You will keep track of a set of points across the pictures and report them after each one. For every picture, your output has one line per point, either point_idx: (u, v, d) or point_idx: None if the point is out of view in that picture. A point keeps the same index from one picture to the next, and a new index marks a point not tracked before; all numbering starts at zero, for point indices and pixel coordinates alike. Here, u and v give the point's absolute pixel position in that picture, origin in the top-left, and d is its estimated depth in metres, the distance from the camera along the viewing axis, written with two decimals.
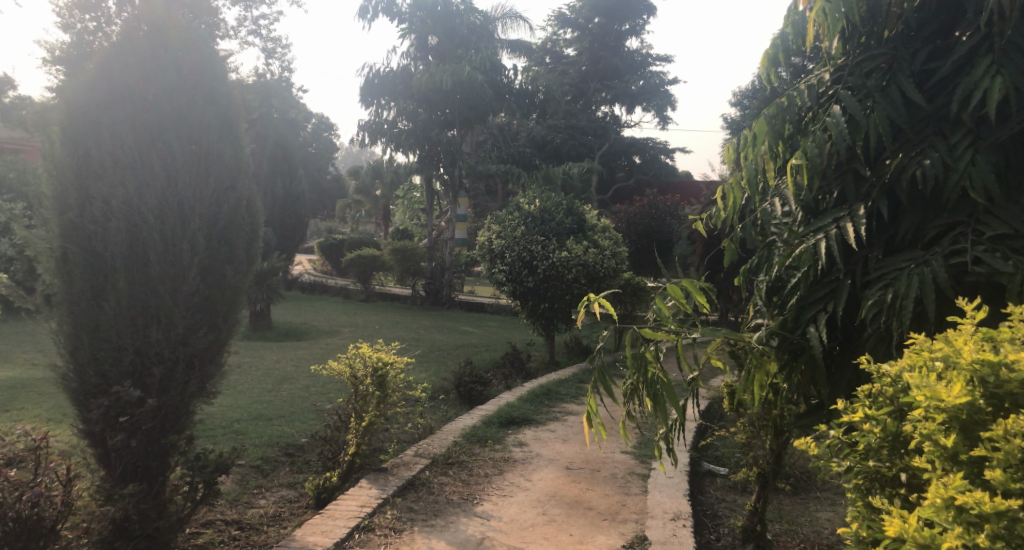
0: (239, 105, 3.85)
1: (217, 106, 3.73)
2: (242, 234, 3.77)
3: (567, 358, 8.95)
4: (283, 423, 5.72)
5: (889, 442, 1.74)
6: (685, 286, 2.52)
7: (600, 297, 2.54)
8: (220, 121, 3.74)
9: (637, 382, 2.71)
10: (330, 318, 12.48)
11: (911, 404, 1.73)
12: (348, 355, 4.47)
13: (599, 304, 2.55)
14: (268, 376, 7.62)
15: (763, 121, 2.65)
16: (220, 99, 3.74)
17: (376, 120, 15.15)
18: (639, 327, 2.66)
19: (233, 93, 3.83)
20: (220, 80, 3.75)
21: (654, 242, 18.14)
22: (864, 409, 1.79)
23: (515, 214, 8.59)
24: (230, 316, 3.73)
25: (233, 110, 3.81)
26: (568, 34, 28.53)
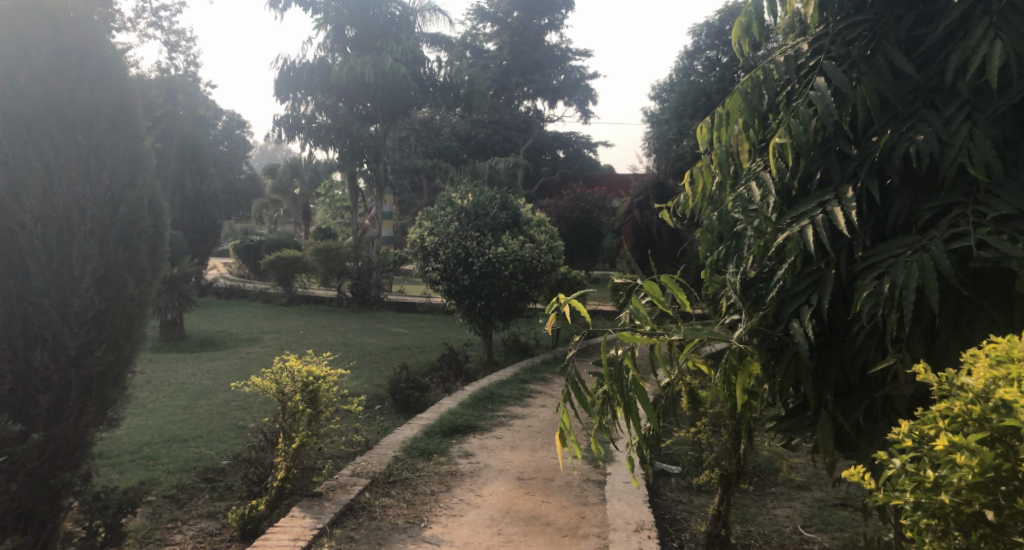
0: (138, 95, 3.42)
1: (112, 93, 3.30)
2: (147, 238, 3.37)
3: (505, 357, 8.68)
4: (201, 443, 5.30)
5: (981, 477, 1.38)
6: (663, 282, 2.24)
7: (570, 299, 2.25)
8: (117, 111, 3.32)
9: (609, 390, 2.42)
10: (250, 325, 11.88)
11: (1012, 428, 1.39)
12: (272, 370, 4.04)
13: (574, 305, 2.24)
14: (183, 391, 7.12)
15: (738, 96, 2.40)
16: (116, 85, 3.31)
17: (292, 115, 14.47)
18: (613, 329, 2.35)
19: (130, 78, 3.40)
20: (114, 66, 3.32)
21: (585, 235, 18.06)
22: (947, 436, 1.43)
23: (447, 210, 8.22)
24: (134, 331, 3.32)
25: (132, 98, 3.39)
26: (487, 28, 28.13)
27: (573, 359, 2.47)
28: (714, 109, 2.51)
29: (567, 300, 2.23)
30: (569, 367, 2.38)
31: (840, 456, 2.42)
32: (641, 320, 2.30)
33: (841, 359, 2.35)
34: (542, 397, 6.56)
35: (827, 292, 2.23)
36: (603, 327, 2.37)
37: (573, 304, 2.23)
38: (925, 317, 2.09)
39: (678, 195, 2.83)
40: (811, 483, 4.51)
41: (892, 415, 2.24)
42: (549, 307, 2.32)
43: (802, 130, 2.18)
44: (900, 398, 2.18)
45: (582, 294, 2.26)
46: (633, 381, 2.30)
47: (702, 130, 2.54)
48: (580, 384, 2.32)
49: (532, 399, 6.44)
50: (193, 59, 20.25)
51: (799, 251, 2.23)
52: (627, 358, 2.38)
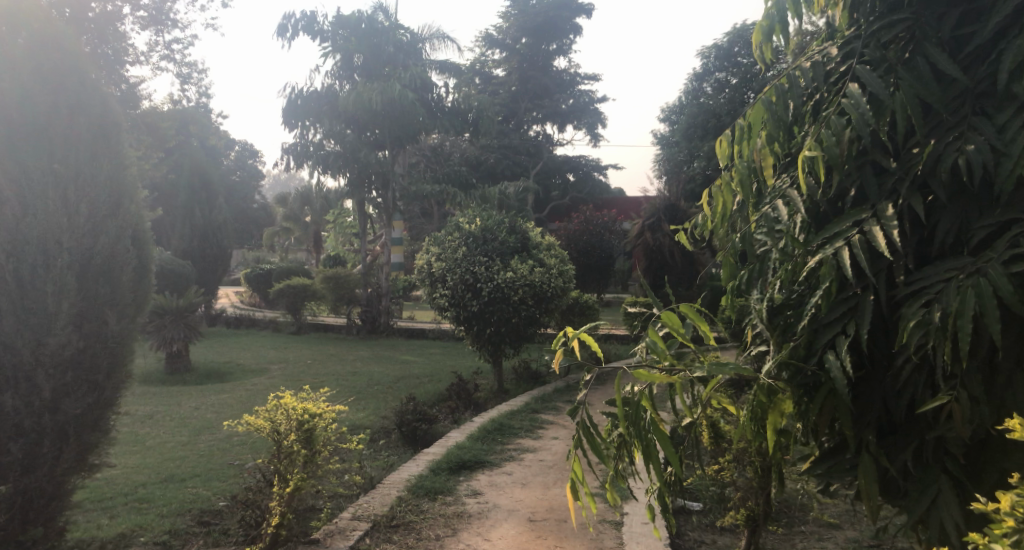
0: (120, 118, 3.33)
1: (91, 118, 3.21)
2: (129, 269, 3.30)
3: (516, 385, 8.44)
4: (199, 483, 5.08)
5: None
6: (684, 313, 2.00)
7: (578, 334, 2.01)
8: (97, 136, 3.23)
9: (625, 434, 2.18)
10: (256, 354, 11.70)
11: None
12: (266, 409, 3.82)
13: (585, 340, 2.00)
14: (184, 426, 6.91)
15: (761, 106, 2.17)
16: (95, 109, 3.22)
17: (301, 142, 14.40)
18: (628, 366, 2.10)
19: (111, 100, 3.30)
20: (94, 88, 3.23)
21: (597, 258, 17.84)
22: None
23: (454, 235, 8.02)
24: (115, 372, 3.27)
25: (114, 122, 3.30)
26: (496, 54, 28.13)
27: (583, 400, 2.23)
28: (735, 121, 2.28)
29: (577, 334, 1.99)
30: (579, 408, 2.13)
31: (884, 503, 2.16)
32: (659, 355, 2.06)
33: (884, 395, 2.09)
34: (553, 428, 6.30)
35: (866, 322, 1.99)
36: (617, 363, 2.12)
37: (584, 338, 1.99)
38: (981, 348, 1.85)
39: (695, 214, 2.60)
40: (844, 522, 4.21)
41: (946, 458, 2.00)
42: (556, 341, 2.09)
43: (835, 142, 1.94)
44: (954, 439, 1.93)
45: (594, 326, 2.02)
46: (652, 423, 2.05)
47: (722, 144, 2.31)
48: (592, 427, 2.07)
49: (544, 431, 6.17)
50: (204, 89, 20.33)
51: (833, 276, 1.99)
52: (645, 397, 2.13)
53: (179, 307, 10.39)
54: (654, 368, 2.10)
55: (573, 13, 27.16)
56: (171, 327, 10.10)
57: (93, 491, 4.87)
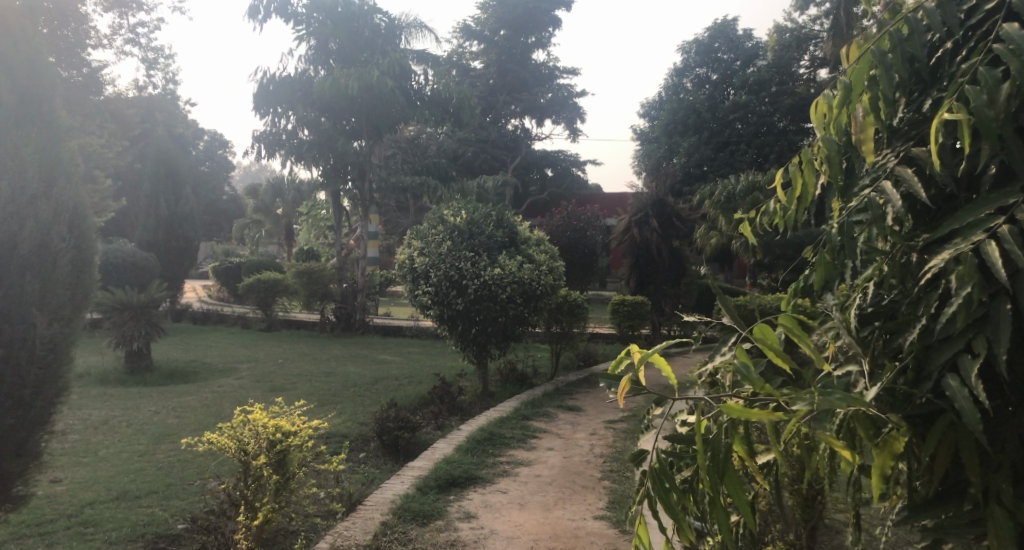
0: (57, 95, 3.08)
1: (18, 89, 2.94)
2: (65, 261, 3.01)
3: (501, 388, 7.96)
4: (155, 502, 4.54)
5: None
6: (795, 330, 1.51)
7: (654, 358, 1.47)
8: (25, 112, 2.95)
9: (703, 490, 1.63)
10: (225, 352, 11.11)
11: None
12: (229, 426, 3.31)
13: (657, 361, 1.45)
14: (141, 433, 6.32)
15: (869, 55, 1.68)
16: (31, 84, 2.97)
17: (273, 130, 13.72)
18: (711, 399, 1.56)
19: (49, 74, 3.05)
20: (26, 56, 2.97)
21: (580, 254, 17.44)
22: None
23: (438, 229, 7.49)
24: (45, 381, 3.03)
25: (49, 98, 3.04)
26: (474, 46, 27.53)
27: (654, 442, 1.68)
28: (833, 81, 1.78)
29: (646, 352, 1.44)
30: (650, 451, 1.62)
31: None
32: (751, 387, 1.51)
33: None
34: (547, 437, 5.81)
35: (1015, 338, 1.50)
36: (696, 395, 1.58)
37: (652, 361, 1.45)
38: None
39: (762, 202, 2.07)
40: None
41: None
42: (615, 364, 1.55)
43: (985, 100, 1.49)
44: None
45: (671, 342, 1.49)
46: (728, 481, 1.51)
47: (819, 104, 1.78)
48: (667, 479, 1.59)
49: (537, 440, 5.67)
50: (172, 76, 19.58)
51: (977, 279, 1.49)
52: (730, 438, 1.58)
53: (140, 303, 9.75)
54: (739, 399, 1.56)
55: (552, 6, 26.75)
56: (131, 323, 9.49)
57: (31, 514, 4.31)
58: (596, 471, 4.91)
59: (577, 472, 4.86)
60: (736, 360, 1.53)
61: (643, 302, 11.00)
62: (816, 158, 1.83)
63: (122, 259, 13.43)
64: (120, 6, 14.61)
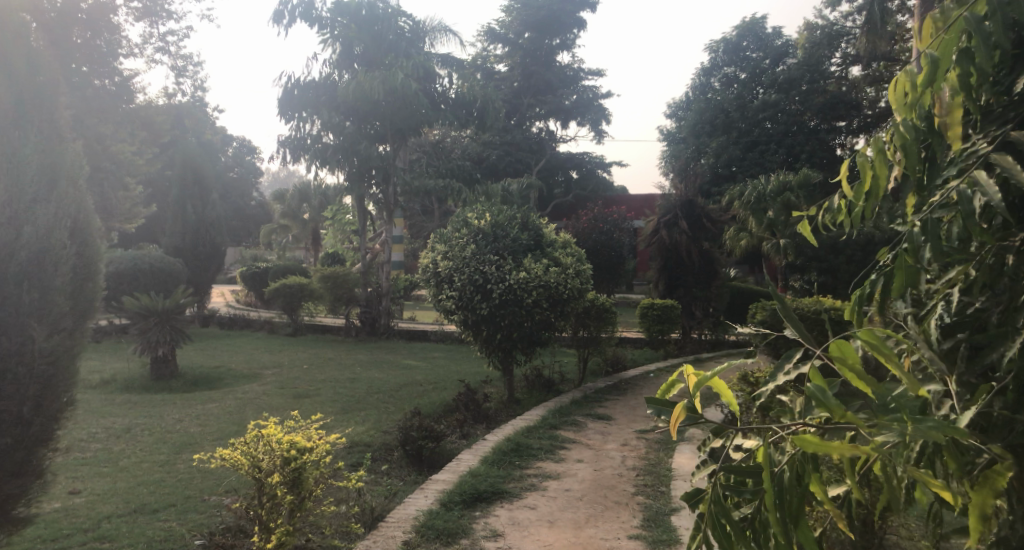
0: (60, 100, 3.14)
1: (24, 92, 2.99)
2: (65, 263, 3.02)
3: (528, 395, 7.75)
4: (173, 515, 4.39)
5: None
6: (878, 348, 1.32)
7: (716, 381, 1.32)
8: (22, 116, 2.99)
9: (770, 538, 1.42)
10: (249, 358, 11.02)
11: None
12: (241, 442, 3.17)
13: (721, 387, 1.32)
14: (164, 442, 6.21)
15: (963, 21, 1.48)
16: (33, 85, 3.03)
17: (298, 135, 13.64)
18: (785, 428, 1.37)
19: (51, 78, 3.11)
20: (25, 62, 3.02)
21: (607, 256, 17.20)
22: None
23: (462, 232, 7.30)
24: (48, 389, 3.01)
25: (51, 100, 3.09)
26: (498, 49, 27.37)
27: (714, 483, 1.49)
28: (914, 58, 1.58)
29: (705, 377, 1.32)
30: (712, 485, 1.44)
31: None
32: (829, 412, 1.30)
33: None
34: (575, 448, 5.60)
35: None
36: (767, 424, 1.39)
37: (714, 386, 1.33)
38: None
39: (824, 199, 1.86)
40: None
41: None
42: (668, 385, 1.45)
43: None
44: None
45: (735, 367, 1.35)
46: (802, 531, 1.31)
47: (900, 83, 1.58)
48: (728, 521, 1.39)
49: (566, 452, 5.45)
50: (200, 83, 19.69)
51: None
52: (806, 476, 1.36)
53: (165, 308, 9.65)
54: (814, 428, 1.37)
55: (577, 8, 26.56)
56: (156, 330, 9.41)
57: (47, 528, 4.20)
58: (626, 487, 4.69)
59: (609, 487, 4.66)
60: (806, 384, 1.34)
61: (672, 305, 10.77)
62: (890, 146, 1.63)
63: (147, 264, 13.40)
64: (150, 15, 14.68)
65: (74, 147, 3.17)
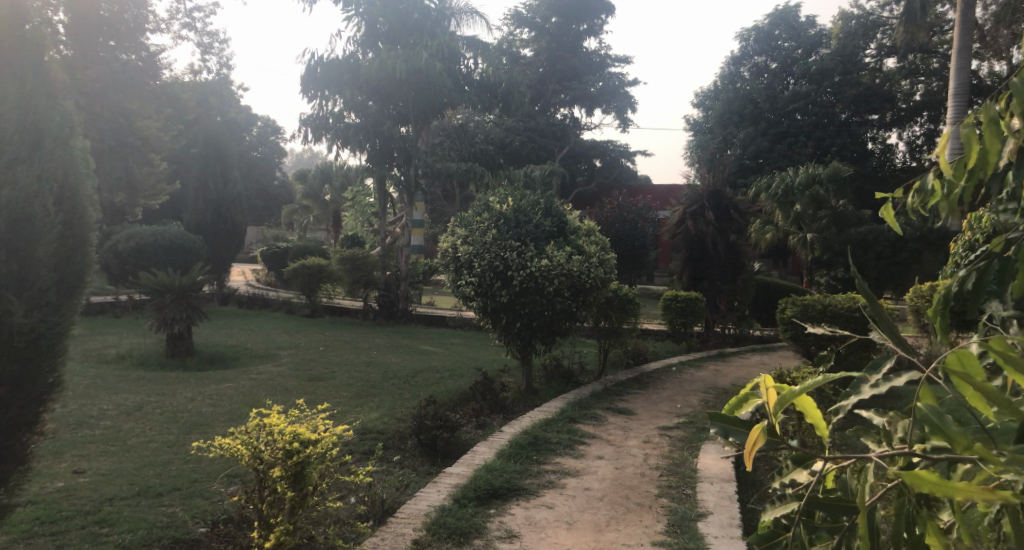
0: (49, 61, 3.10)
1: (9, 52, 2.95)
2: (49, 230, 2.97)
3: (546, 385, 7.55)
4: (176, 501, 4.22)
5: None
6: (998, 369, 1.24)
7: (810, 400, 1.32)
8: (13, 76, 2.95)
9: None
10: (265, 338, 10.89)
11: None
12: (242, 431, 3.01)
13: (810, 406, 1.32)
14: (175, 421, 6.07)
15: None
16: (19, 44, 2.99)
17: (319, 114, 13.39)
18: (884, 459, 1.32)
19: (39, 37, 3.08)
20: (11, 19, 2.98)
21: (631, 246, 16.94)
22: None
23: (483, 216, 7.05)
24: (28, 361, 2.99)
25: (40, 61, 3.05)
26: (525, 33, 27.00)
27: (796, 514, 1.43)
28: None
29: (792, 393, 1.30)
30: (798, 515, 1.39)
31: None
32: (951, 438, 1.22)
33: None
34: (596, 443, 5.37)
35: None
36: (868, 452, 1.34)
37: (800, 403, 1.30)
38: None
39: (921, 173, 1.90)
40: None
41: None
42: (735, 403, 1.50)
43: None
44: None
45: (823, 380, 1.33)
46: None
47: None
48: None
49: (586, 447, 5.23)
50: (225, 60, 19.59)
51: None
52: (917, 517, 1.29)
53: (182, 285, 9.47)
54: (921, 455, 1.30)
55: None
56: (171, 306, 9.23)
57: (46, 508, 4.05)
58: (650, 487, 4.48)
59: (630, 487, 4.45)
60: (917, 404, 1.26)
61: (696, 298, 10.50)
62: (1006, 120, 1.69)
63: (165, 241, 13.30)
64: None
65: (63, 110, 3.11)
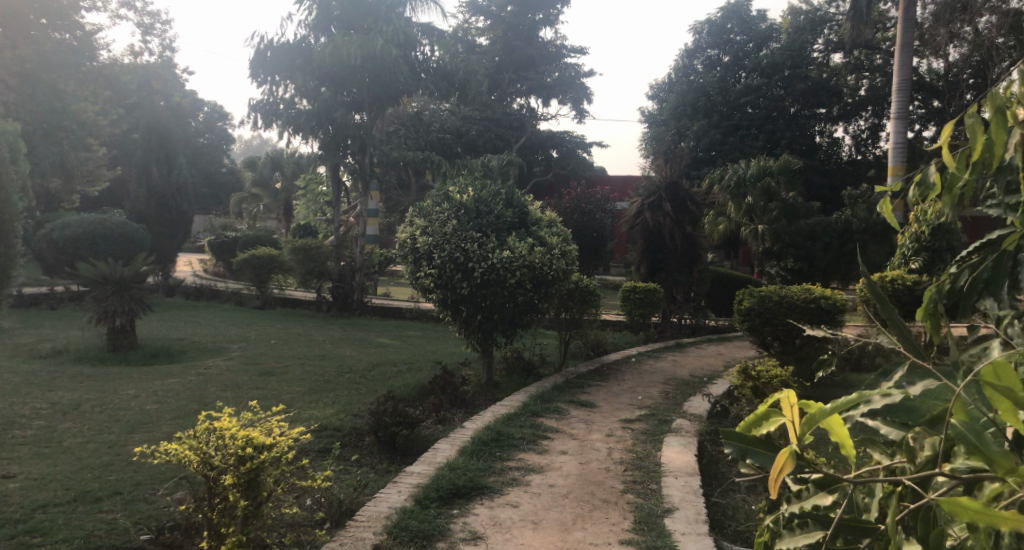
0: None
1: None
2: None
3: (507, 378, 7.43)
4: (118, 506, 3.98)
5: None
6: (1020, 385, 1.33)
7: (840, 418, 1.37)
8: None
9: None
10: (214, 331, 10.54)
11: None
12: (190, 435, 2.84)
13: (840, 425, 1.37)
14: (117, 420, 5.78)
15: None
16: None
17: (269, 99, 12.98)
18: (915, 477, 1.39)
19: None
20: None
21: (589, 236, 16.92)
22: None
23: (443, 206, 6.85)
24: None
25: None
26: (480, 22, 26.77)
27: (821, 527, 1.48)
28: None
29: (823, 413, 1.36)
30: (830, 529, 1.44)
31: None
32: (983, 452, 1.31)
33: None
34: (560, 438, 5.25)
35: None
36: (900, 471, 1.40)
37: (829, 422, 1.37)
38: None
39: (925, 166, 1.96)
40: None
41: None
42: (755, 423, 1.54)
43: None
44: None
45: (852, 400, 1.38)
46: None
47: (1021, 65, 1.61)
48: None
49: (549, 442, 5.12)
50: (169, 43, 18.95)
51: None
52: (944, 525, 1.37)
53: (125, 276, 9.09)
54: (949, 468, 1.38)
55: None
56: (113, 299, 8.84)
57: None
58: (616, 483, 4.39)
59: (595, 483, 4.35)
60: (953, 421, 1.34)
61: (655, 289, 10.48)
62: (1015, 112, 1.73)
63: (107, 229, 12.80)
64: None
65: None
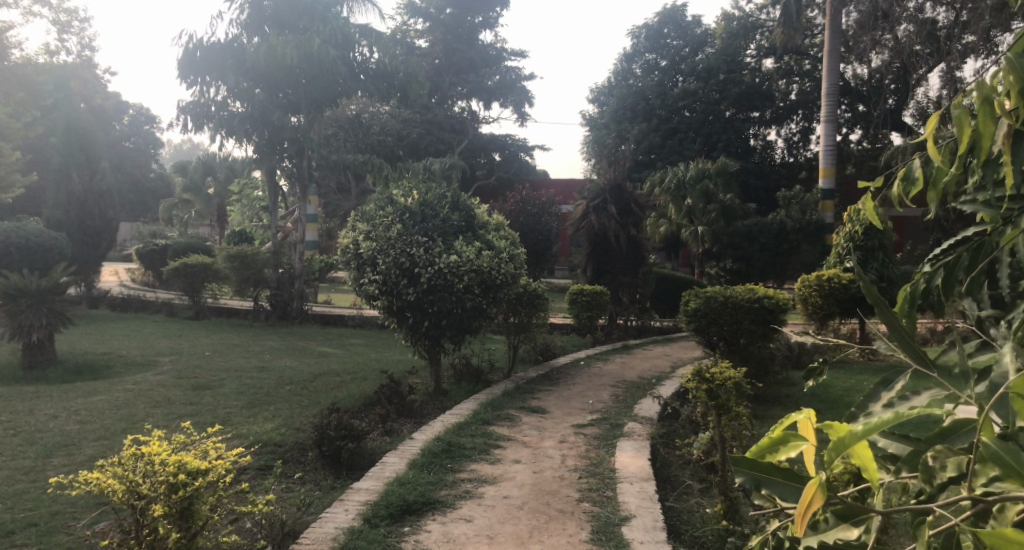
0: None
1: None
2: None
3: (455, 386, 7.24)
4: (32, 539, 3.68)
5: None
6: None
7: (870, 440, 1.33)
8: None
9: None
10: (143, 343, 10.07)
11: None
12: (115, 463, 2.61)
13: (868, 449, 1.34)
14: (34, 442, 5.41)
15: None
16: None
17: (199, 101, 12.48)
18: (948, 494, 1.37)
19: None
20: None
21: (534, 239, 16.84)
22: None
23: (387, 210, 6.64)
24: None
25: None
26: (419, 24, 26.54)
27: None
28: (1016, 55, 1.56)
29: (855, 437, 1.32)
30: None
31: None
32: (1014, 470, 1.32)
33: None
34: (513, 446, 5.10)
35: None
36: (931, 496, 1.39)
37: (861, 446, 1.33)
38: None
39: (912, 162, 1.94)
40: None
41: None
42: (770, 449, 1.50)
43: None
44: None
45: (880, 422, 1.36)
46: None
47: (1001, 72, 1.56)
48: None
49: (502, 451, 4.96)
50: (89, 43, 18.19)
51: None
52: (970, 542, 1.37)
53: (44, 288, 8.60)
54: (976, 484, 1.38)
55: None
56: (29, 312, 8.34)
57: None
58: (573, 490, 4.27)
59: (551, 493, 4.21)
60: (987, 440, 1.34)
61: (602, 292, 10.43)
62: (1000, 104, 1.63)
63: (24, 239, 12.15)
64: None
65: None
